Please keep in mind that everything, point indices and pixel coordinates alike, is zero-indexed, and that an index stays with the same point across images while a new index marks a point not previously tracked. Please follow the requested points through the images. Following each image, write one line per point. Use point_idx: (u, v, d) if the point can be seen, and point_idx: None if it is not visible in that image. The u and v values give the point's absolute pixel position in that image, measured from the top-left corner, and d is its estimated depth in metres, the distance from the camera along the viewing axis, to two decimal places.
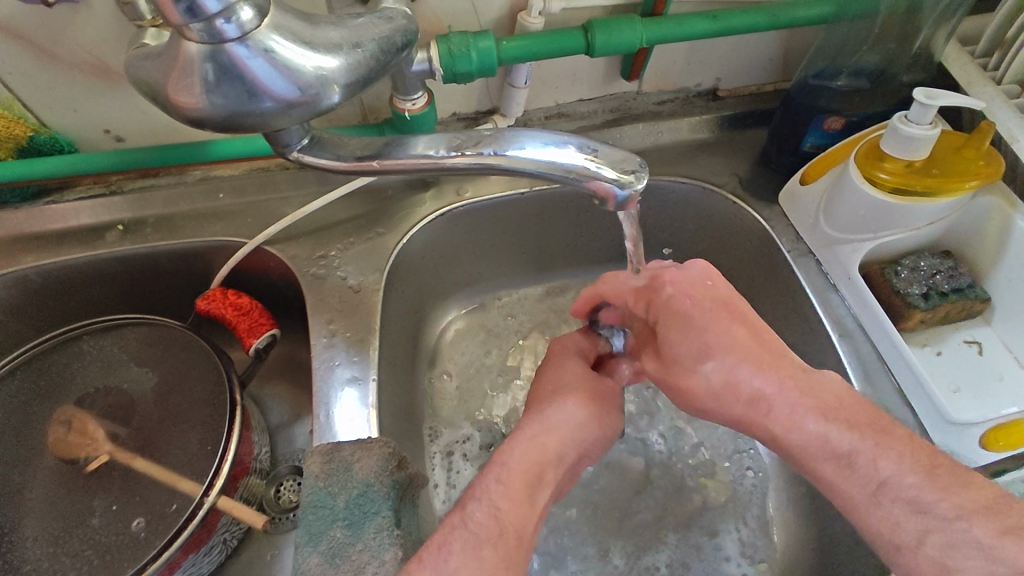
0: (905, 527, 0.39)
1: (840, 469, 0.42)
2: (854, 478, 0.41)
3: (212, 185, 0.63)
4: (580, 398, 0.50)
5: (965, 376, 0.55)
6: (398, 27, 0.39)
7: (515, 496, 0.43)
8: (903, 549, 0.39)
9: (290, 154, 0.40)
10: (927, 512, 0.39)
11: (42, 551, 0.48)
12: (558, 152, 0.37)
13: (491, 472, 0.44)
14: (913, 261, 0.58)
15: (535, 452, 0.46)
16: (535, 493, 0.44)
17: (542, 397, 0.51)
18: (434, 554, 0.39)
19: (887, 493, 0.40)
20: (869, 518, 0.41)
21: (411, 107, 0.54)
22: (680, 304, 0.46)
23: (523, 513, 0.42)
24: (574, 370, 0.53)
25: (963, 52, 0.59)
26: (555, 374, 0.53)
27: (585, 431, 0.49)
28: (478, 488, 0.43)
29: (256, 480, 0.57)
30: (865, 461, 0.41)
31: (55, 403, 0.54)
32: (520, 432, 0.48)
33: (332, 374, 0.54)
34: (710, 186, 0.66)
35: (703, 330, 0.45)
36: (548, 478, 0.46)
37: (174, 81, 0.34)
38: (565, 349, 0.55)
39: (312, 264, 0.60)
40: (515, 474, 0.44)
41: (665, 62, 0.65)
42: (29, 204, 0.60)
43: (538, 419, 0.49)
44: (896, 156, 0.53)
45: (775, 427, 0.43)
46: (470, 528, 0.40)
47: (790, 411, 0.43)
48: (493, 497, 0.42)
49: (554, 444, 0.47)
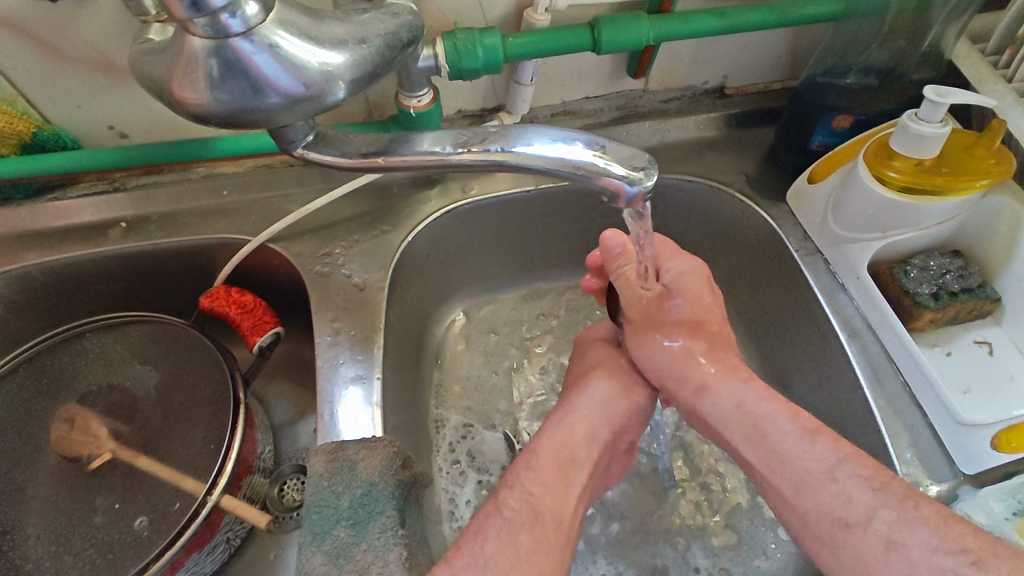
0: (857, 502, 0.38)
1: (801, 441, 0.42)
2: (812, 454, 0.41)
3: (215, 182, 0.63)
4: (600, 375, 0.53)
5: (975, 377, 0.55)
6: (404, 23, 0.38)
7: (546, 482, 0.44)
8: (851, 526, 0.38)
9: (295, 151, 0.40)
10: (881, 490, 0.38)
11: (43, 549, 0.47)
12: (566, 148, 0.36)
13: (523, 461, 0.46)
14: (923, 260, 0.57)
15: (563, 437, 0.48)
16: (570, 475, 0.45)
17: (569, 389, 0.54)
18: (471, 539, 0.40)
19: (843, 469, 0.40)
20: (819, 496, 0.39)
21: (416, 104, 0.54)
22: (687, 279, 0.54)
23: (556, 496, 0.44)
24: (596, 352, 0.56)
25: (972, 50, 0.58)
26: (580, 362, 0.56)
27: (613, 405, 0.51)
28: (511, 477, 0.45)
29: (259, 479, 0.57)
30: (825, 439, 0.42)
31: (59, 401, 0.53)
32: (547, 424, 0.50)
33: (336, 373, 0.53)
34: (717, 185, 0.66)
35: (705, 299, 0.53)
36: (581, 459, 0.47)
37: (178, 76, 0.34)
38: (592, 336, 0.59)
39: (316, 262, 0.60)
40: (543, 458, 0.46)
41: (671, 59, 0.65)
42: (31, 201, 0.60)
43: (563, 407, 0.51)
44: (905, 155, 0.52)
45: (747, 397, 0.46)
46: (505, 513, 0.41)
47: (757, 394, 0.46)
48: (525, 484, 0.44)
49: (581, 426, 0.49)
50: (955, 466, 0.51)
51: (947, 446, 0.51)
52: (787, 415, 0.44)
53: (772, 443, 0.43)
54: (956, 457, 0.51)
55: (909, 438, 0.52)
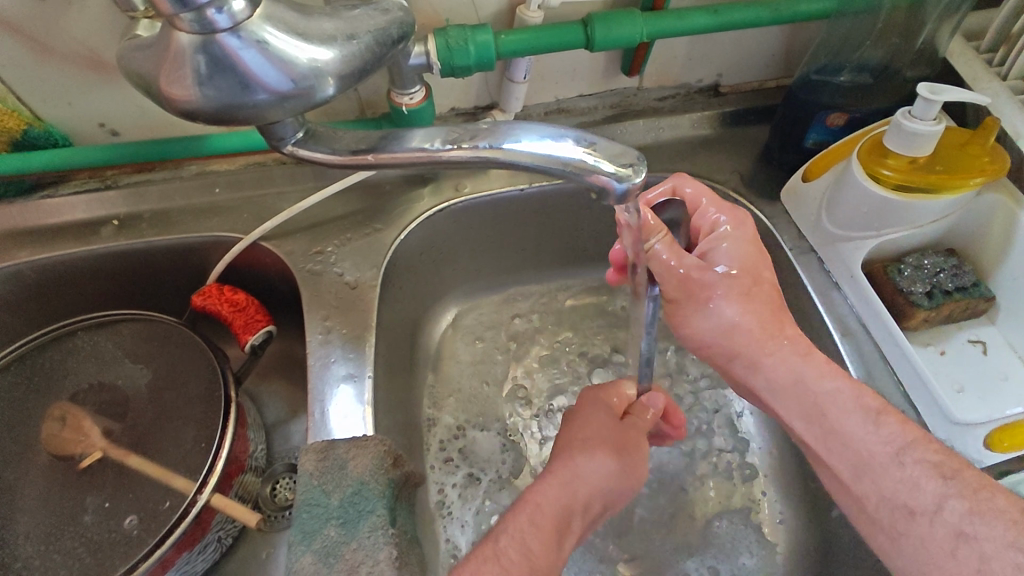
0: (925, 491, 0.40)
1: (865, 423, 0.44)
2: (878, 437, 0.43)
3: (208, 180, 0.63)
4: (610, 450, 0.49)
5: (969, 376, 0.54)
6: (394, 19, 0.38)
7: (545, 538, 0.43)
8: (916, 514, 0.40)
9: (284, 148, 0.40)
10: (951, 478, 0.40)
11: (33, 548, 0.47)
12: (555, 145, 0.36)
13: (524, 512, 0.44)
14: (917, 259, 0.57)
15: (566, 498, 0.45)
16: (564, 540, 0.44)
17: (574, 446, 0.49)
18: None
19: (910, 456, 0.42)
20: (885, 481, 0.42)
21: (408, 102, 0.53)
22: (731, 241, 0.50)
23: (554, 557, 0.43)
24: (603, 421, 0.52)
25: (967, 48, 0.59)
26: (584, 425, 0.51)
27: (614, 488, 0.48)
28: (512, 524, 0.43)
29: (251, 478, 0.56)
30: (890, 421, 0.44)
31: (49, 399, 0.53)
32: (548, 475, 0.47)
33: (327, 371, 0.53)
34: (711, 183, 0.65)
35: (755, 263, 0.50)
36: (573, 527, 0.45)
37: (165, 73, 0.34)
38: (595, 398, 0.55)
39: (308, 260, 0.60)
40: (547, 515, 0.44)
41: (665, 57, 0.65)
42: (23, 198, 0.60)
43: (567, 465, 0.47)
44: (899, 153, 0.52)
45: (806, 373, 0.47)
46: (504, 562, 0.40)
47: (817, 368, 0.47)
48: (525, 537, 0.42)
49: (583, 497, 0.46)
50: None
51: (940, 445, 0.51)
52: (850, 392, 0.46)
53: (833, 421, 0.45)
54: None
55: None
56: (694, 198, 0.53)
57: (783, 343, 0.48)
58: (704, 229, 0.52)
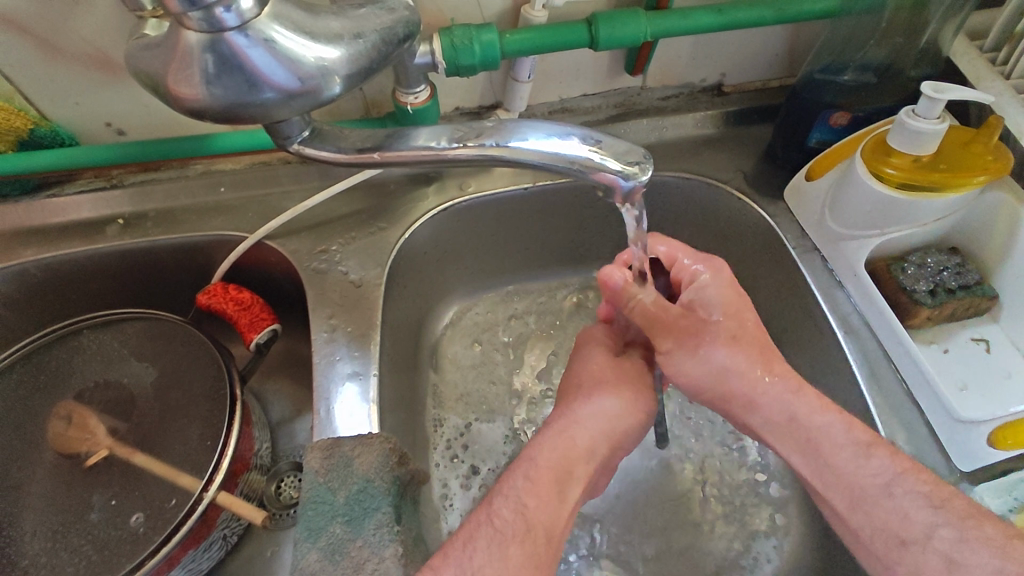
0: (915, 520, 0.41)
1: (857, 457, 0.44)
2: (868, 469, 0.43)
3: (212, 179, 0.63)
4: (608, 390, 0.51)
5: (971, 374, 0.55)
6: (400, 19, 0.38)
7: (541, 495, 0.44)
8: (909, 543, 0.40)
9: (291, 147, 0.40)
10: (940, 507, 0.40)
11: (39, 545, 0.47)
12: (561, 143, 0.36)
13: (519, 470, 0.45)
14: (920, 257, 0.57)
15: (564, 449, 0.47)
16: (566, 489, 0.45)
17: (573, 391, 0.52)
18: (460, 548, 0.40)
19: (901, 486, 0.42)
20: (878, 512, 0.42)
21: (413, 101, 0.53)
22: (710, 284, 0.51)
23: (552, 511, 0.43)
24: (600, 361, 0.54)
25: (970, 47, 0.59)
26: (583, 366, 0.54)
27: (617, 422, 0.50)
28: (506, 486, 0.44)
29: (256, 476, 0.57)
30: (882, 454, 0.44)
31: (55, 397, 0.53)
32: (546, 431, 0.49)
33: (333, 369, 0.53)
34: (714, 182, 0.65)
35: (735, 308, 0.50)
36: (578, 475, 0.46)
37: (173, 72, 0.34)
38: (593, 339, 0.56)
39: (313, 259, 0.60)
40: (543, 470, 0.45)
41: (669, 57, 0.65)
42: (29, 197, 0.60)
43: (565, 416, 0.50)
44: (903, 152, 0.52)
45: (799, 409, 0.47)
46: (498, 525, 0.41)
47: (810, 404, 0.47)
48: (520, 495, 0.43)
49: (583, 439, 0.48)
50: (950, 462, 0.51)
51: (943, 442, 0.51)
52: (843, 426, 0.46)
53: (826, 456, 0.45)
54: (953, 454, 0.51)
55: (906, 435, 0.52)
56: (669, 254, 0.55)
57: (778, 380, 0.48)
58: (684, 280, 0.53)
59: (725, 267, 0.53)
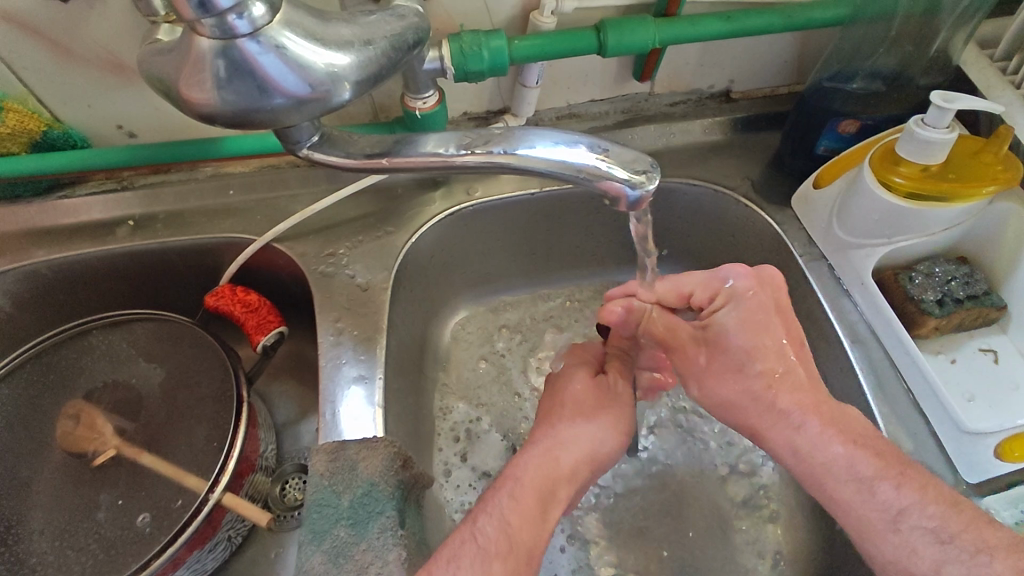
0: (923, 555, 0.39)
1: (862, 493, 0.42)
2: (874, 503, 0.42)
3: (223, 181, 0.64)
4: (589, 414, 0.50)
5: (979, 385, 0.54)
6: (411, 25, 0.38)
7: (527, 514, 0.42)
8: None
9: (300, 151, 0.40)
10: (949, 544, 0.39)
11: (47, 544, 0.48)
12: (569, 151, 0.36)
13: (503, 488, 0.43)
14: (927, 267, 0.57)
15: (548, 468, 0.45)
16: (549, 509, 0.43)
17: (554, 411, 0.50)
18: (443, 565, 0.38)
19: (907, 520, 0.40)
20: (885, 546, 0.41)
21: (421, 106, 0.54)
22: (729, 307, 0.48)
23: (534, 529, 0.41)
24: (583, 382, 0.52)
25: (980, 57, 0.58)
26: (564, 388, 0.52)
27: (598, 447, 0.48)
28: (490, 504, 0.42)
29: (261, 478, 0.57)
30: (887, 487, 0.42)
31: (64, 397, 0.54)
32: (531, 450, 0.47)
33: (338, 373, 0.54)
34: (721, 189, 0.65)
35: (755, 334, 0.47)
36: (561, 496, 0.45)
37: (186, 76, 0.34)
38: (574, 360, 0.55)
39: (321, 262, 0.60)
40: (528, 489, 0.43)
41: (677, 62, 0.65)
42: (40, 198, 0.61)
43: (550, 434, 0.48)
44: (911, 161, 0.52)
45: (802, 445, 0.45)
46: (480, 542, 0.39)
47: (815, 439, 0.45)
48: (504, 513, 0.41)
49: (568, 460, 0.46)
50: (958, 474, 0.51)
51: (949, 454, 0.51)
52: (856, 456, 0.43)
53: (830, 490, 0.44)
54: (960, 466, 0.51)
55: (913, 446, 0.52)
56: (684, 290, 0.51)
57: (790, 413, 0.46)
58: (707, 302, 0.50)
59: (744, 265, 0.50)
